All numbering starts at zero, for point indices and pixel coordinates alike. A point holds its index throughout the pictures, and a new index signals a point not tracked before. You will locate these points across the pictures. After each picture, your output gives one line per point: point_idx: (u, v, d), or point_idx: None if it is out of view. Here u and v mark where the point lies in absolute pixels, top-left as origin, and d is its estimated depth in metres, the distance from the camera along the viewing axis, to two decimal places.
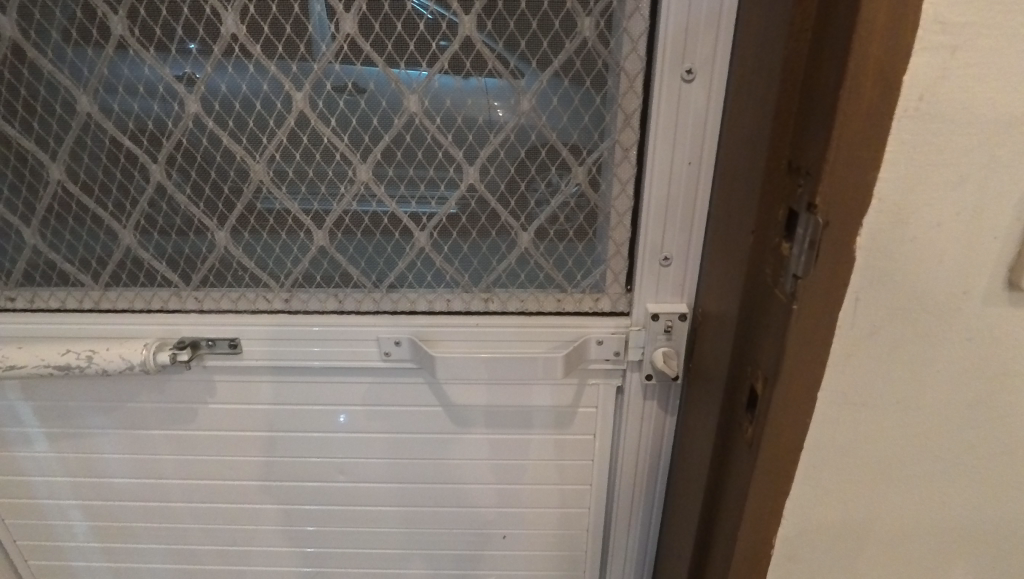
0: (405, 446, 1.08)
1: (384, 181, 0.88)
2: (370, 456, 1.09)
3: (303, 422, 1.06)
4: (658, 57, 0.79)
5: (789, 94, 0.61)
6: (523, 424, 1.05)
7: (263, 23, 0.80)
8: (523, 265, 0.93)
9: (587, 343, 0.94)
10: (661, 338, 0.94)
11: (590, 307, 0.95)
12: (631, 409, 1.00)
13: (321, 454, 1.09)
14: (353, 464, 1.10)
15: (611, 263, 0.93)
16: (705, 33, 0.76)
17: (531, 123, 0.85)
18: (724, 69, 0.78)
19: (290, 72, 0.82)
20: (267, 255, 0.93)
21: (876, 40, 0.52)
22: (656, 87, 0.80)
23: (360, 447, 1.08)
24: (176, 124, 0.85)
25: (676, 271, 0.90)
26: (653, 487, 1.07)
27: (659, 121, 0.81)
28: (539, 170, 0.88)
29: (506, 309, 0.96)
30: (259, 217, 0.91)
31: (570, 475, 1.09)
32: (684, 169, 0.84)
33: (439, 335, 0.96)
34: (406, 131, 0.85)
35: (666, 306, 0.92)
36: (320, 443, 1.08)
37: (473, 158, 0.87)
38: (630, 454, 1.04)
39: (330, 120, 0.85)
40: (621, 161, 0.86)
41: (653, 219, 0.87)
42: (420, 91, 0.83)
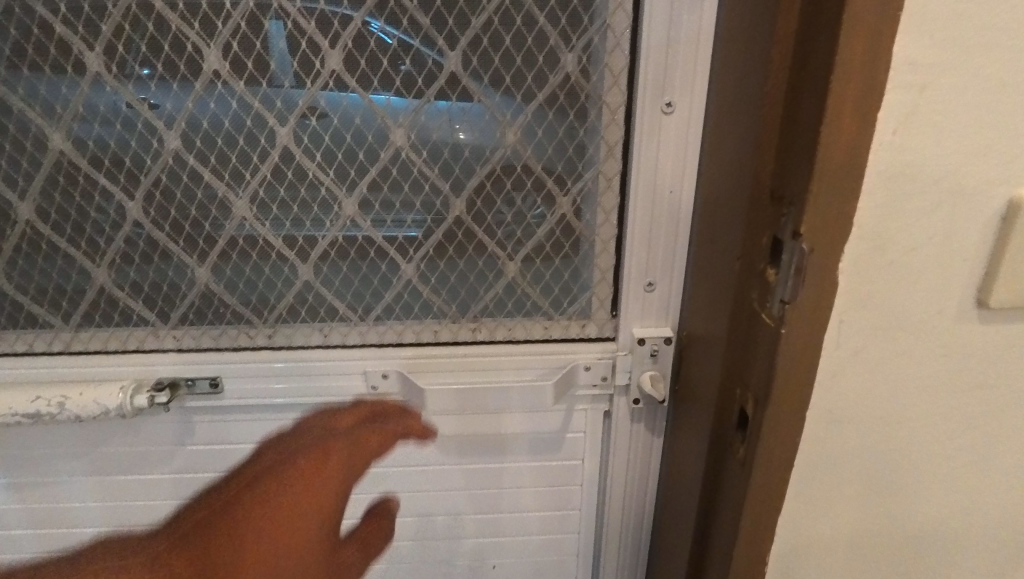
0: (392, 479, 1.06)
1: (371, 213, 0.88)
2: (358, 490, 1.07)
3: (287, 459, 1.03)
4: (638, 90, 0.82)
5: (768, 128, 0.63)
6: (512, 452, 1.05)
7: (246, 59, 0.79)
8: (511, 292, 0.94)
9: (574, 368, 0.95)
10: (648, 361, 0.95)
11: (578, 332, 0.96)
12: (619, 432, 1.02)
13: None
14: None
15: (597, 290, 0.94)
16: (683, 68, 0.80)
17: (516, 154, 0.86)
18: (702, 101, 0.81)
19: (274, 107, 0.82)
20: (249, 290, 0.92)
21: (855, 79, 0.54)
22: (638, 118, 0.83)
23: None
24: (154, 160, 0.84)
25: (660, 295, 0.93)
26: (642, 508, 1.08)
27: (641, 151, 0.84)
28: (525, 200, 0.89)
29: (494, 338, 0.96)
30: (241, 252, 0.89)
31: (560, 500, 1.10)
32: (667, 197, 0.87)
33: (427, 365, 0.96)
34: (393, 164, 0.86)
35: (652, 330, 0.94)
36: None
37: (460, 190, 0.88)
38: (619, 477, 1.05)
39: (315, 154, 0.84)
40: (605, 190, 0.88)
41: (637, 245, 0.89)
42: (406, 125, 0.83)
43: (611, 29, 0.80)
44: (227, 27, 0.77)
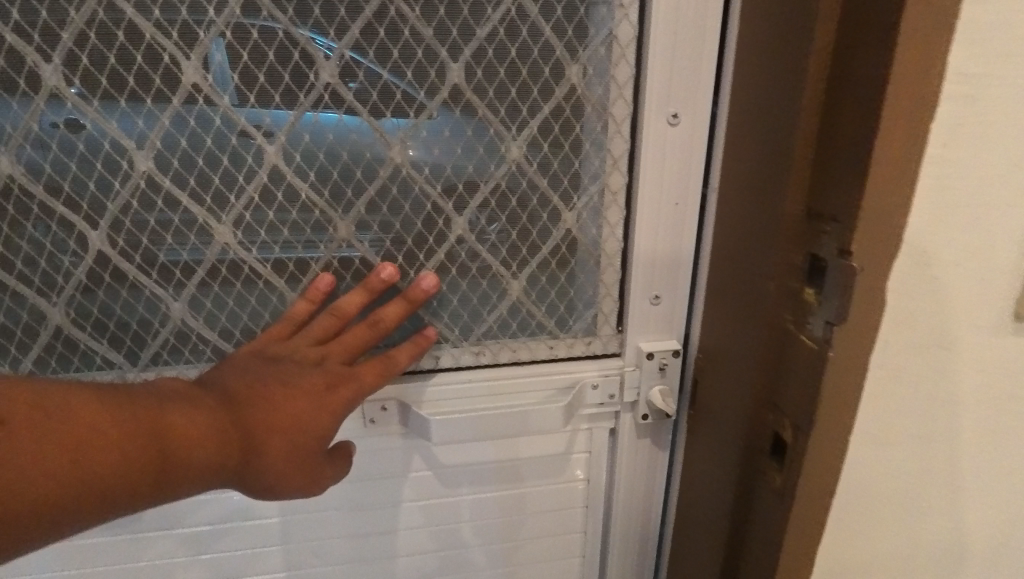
0: (389, 517, 1.01)
1: (367, 234, 0.82)
2: (352, 531, 1.01)
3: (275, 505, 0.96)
4: (643, 102, 0.81)
5: (803, 142, 0.60)
6: (515, 478, 1.01)
7: (231, 72, 0.72)
8: (514, 313, 0.91)
9: (580, 388, 0.93)
10: (656, 376, 0.94)
11: (582, 350, 0.94)
12: (626, 450, 1.00)
13: (295, 539, 0.99)
14: (333, 544, 1.01)
15: (602, 305, 0.92)
16: (687, 81, 0.80)
17: (521, 169, 0.83)
18: (706, 114, 0.81)
19: (262, 124, 0.75)
20: (231, 323, 0.84)
21: (917, 93, 0.52)
22: (643, 131, 0.82)
23: (340, 525, 1.00)
24: (123, 183, 0.75)
25: (665, 309, 0.91)
26: (647, 526, 1.06)
27: (647, 164, 0.83)
28: (530, 217, 0.86)
29: (498, 361, 0.92)
30: (223, 282, 0.82)
31: (564, 524, 1.07)
32: (672, 210, 0.86)
33: (427, 395, 0.91)
34: (392, 182, 0.81)
35: (659, 344, 0.93)
36: (294, 528, 0.99)
37: (462, 208, 0.83)
38: (625, 497, 1.03)
39: (308, 173, 0.78)
40: (610, 205, 0.86)
41: (643, 259, 0.88)
42: (405, 141, 0.79)
43: (616, 40, 0.79)
44: (209, 36, 0.71)
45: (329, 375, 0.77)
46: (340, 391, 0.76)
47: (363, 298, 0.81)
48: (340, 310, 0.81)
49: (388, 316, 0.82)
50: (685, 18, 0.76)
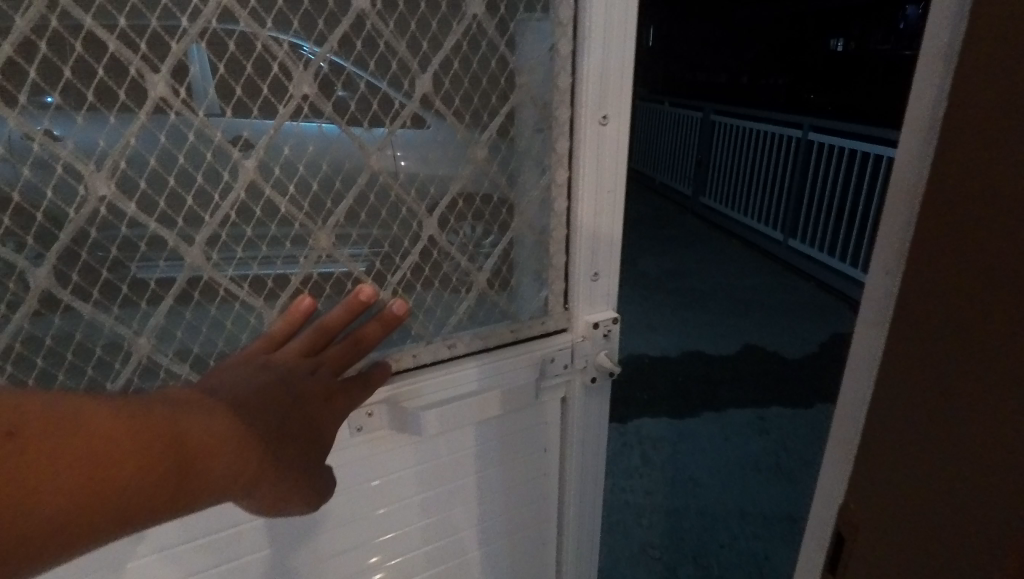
0: (380, 521, 1.01)
1: (348, 242, 0.79)
2: (341, 544, 0.99)
3: (264, 535, 0.92)
4: (577, 105, 0.86)
5: None
6: (490, 461, 1.06)
7: (207, 86, 0.65)
8: (482, 304, 0.94)
9: (537, 360, 0.99)
10: (601, 342, 1.03)
11: (539, 329, 0.98)
12: (578, 414, 1.08)
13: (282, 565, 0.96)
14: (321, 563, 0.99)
15: (553, 288, 0.97)
16: (616, 85, 0.86)
17: (484, 171, 0.86)
18: (628, 108, 0.88)
19: (240, 138, 0.69)
20: (205, 353, 0.77)
21: None
22: (580, 134, 0.87)
23: (328, 539, 0.98)
24: (79, 211, 0.64)
25: (603, 284, 0.99)
26: (598, 485, 1.17)
27: (584, 159, 0.88)
28: (492, 214, 0.89)
29: (471, 351, 0.94)
30: (198, 308, 0.74)
31: (532, 496, 1.14)
32: (608, 201, 0.92)
33: (404, 391, 0.90)
34: (371, 189, 0.78)
35: (600, 314, 1.01)
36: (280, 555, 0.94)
37: (433, 209, 0.84)
38: (578, 463, 1.12)
39: (287, 187, 0.73)
40: (557, 198, 0.91)
41: (585, 243, 0.94)
42: (382, 148, 0.77)
43: (556, 53, 0.83)
44: (180, 45, 0.62)
45: (325, 383, 0.72)
46: (336, 401, 0.72)
47: (344, 316, 0.78)
48: (325, 327, 0.77)
49: (368, 336, 0.80)
50: (616, 29, 0.82)
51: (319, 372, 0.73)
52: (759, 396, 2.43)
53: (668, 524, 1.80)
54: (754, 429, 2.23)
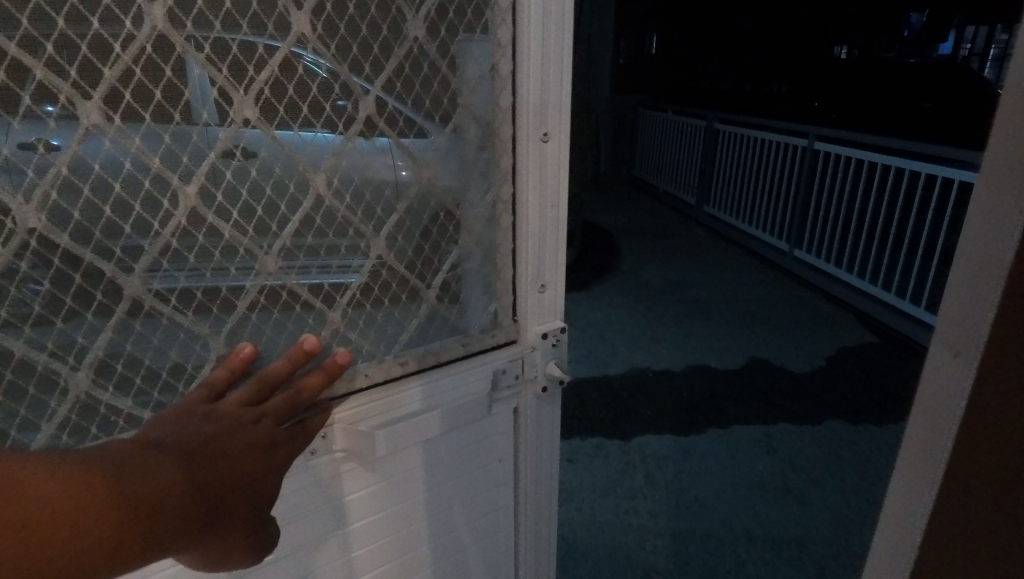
0: (339, 546, 0.95)
1: (294, 265, 0.75)
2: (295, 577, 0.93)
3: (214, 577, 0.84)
4: (518, 124, 0.88)
5: None
6: (452, 475, 1.01)
7: (143, 112, 0.61)
8: (432, 320, 0.92)
9: (489, 372, 0.97)
10: (550, 351, 1.04)
11: (489, 341, 0.98)
12: (532, 423, 1.07)
13: None
14: None
15: (501, 299, 0.98)
16: (554, 106, 0.89)
17: (429, 189, 0.84)
18: (567, 124, 0.91)
19: (179, 164, 0.65)
20: (148, 385, 0.71)
21: None
22: (520, 151, 0.89)
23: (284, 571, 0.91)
24: (7, 242, 0.58)
25: (549, 295, 1.00)
26: (553, 490, 1.17)
27: (528, 175, 0.91)
28: (440, 231, 0.88)
29: (423, 366, 0.92)
30: (139, 339, 0.69)
31: (493, 507, 1.10)
32: (551, 215, 0.95)
33: (355, 412, 0.86)
34: (316, 212, 0.75)
35: (548, 323, 1.02)
36: None
37: (380, 228, 0.81)
38: (533, 471, 1.12)
39: (231, 212, 0.69)
40: (502, 213, 0.93)
41: (530, 255, 0.96)
42: (328, 170, 0.74)
43: (497, 73, 0.85)
44: (113, 70, 0.59)
45: (270, 433, 0.69)
46: (280, 450, 0.70)
47: (286, 368, 0.75)
48: (268, 377, 0.74)
49: (309, 388, 0.76)
50: (553, 53, 0.86)
51: (265, 422, 0.70)
52: (763, 412, 2.40)
53: (674, 549, 1.76)
54: (762, 447, 2.18)
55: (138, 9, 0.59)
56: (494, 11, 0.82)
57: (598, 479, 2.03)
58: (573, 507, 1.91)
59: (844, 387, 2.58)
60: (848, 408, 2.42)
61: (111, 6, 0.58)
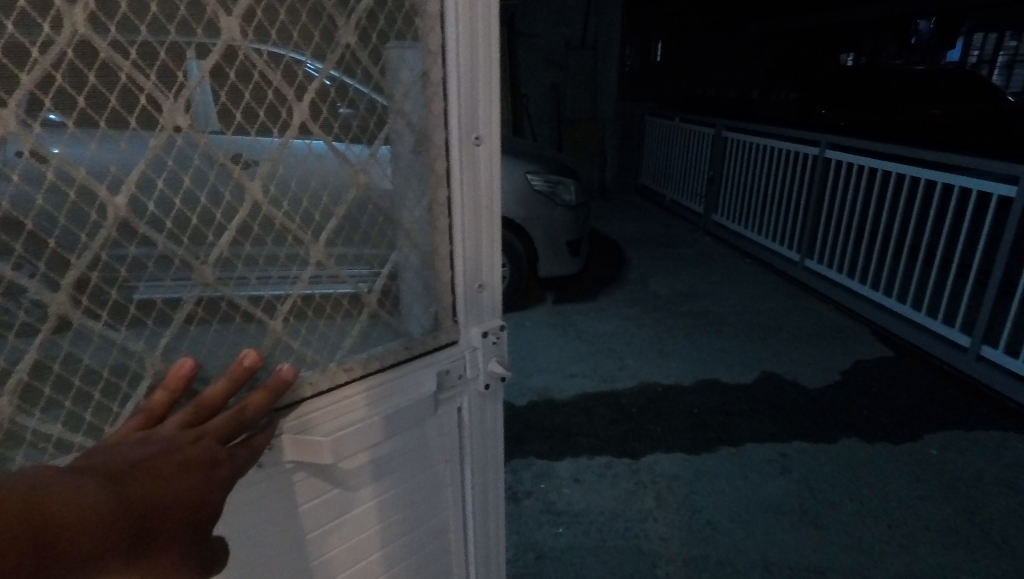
0: (294, 555, 0.92)
1: (232, 275, 0.75)
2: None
3: None
4: (450, 128, 0.87)
5: None
6: (401, 478, 1.00)
7: (66, 120, 0.59)
8: (375, 325, 0.91)
9: (432, 374, 0.97)
10: (492, 348, 1.03)
11: (433, 343, 0.97)
12: (473, 419, 1.06)
13: None
14: None
15: (441, 302, 0.97)
16: (485, 106, 0.89)
17: (366, 195, 0.83)
18: (498, 128, 0.92)
19: (106, 174, 0.62)
20: (80, 407, 0.69)
21: None
22: (453, 155, 0.89)
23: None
24: None
25: (488, 294, 1.01)
26: (496, 488, 1.15)
27: (461, 178, 0.90)
28: (379, 235, 0.87)
29: (370, 372, 0.90)
30: (67, 360, 0.66)
31: (441, 507, 1.08)
32: (485, 216, 0.95)
33: (296, 425, 0.83)
34: (253, 220, 0.74)
35: (488, 323, 1.02)
36: None
37: (319, 235, 0.80)
38: (478, 469, 1.10)
39: (164, 223, 0.68)
40: (438, 216, 0.92)
41: (467, 256, 0.95)
42: (263, 177, 0.73)
43: (428, 79, 0.84)
44: (30, 77, 0.56)
45: (211, 449, 0.67)
46: (223, 468, 0.68)
47: (226, 388, 0.75)
48: (209, 400, 0.73)
49: (253, 405, 0.75)
50: (483, 58, 0.86)
51: (205, 440, 0.68)
52: (775, 429, 2.36)
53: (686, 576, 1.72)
54: (777, 467, 2.14)
55: (56, 13, 0.56)
56: (423, 17, 0.81)
57: (605, 500, 1.99)
58: (579, 530, 1.87)
59: (858, 404, 2.53)
60: (865, 426, 2.37)
61: (26, 10, 0.55)
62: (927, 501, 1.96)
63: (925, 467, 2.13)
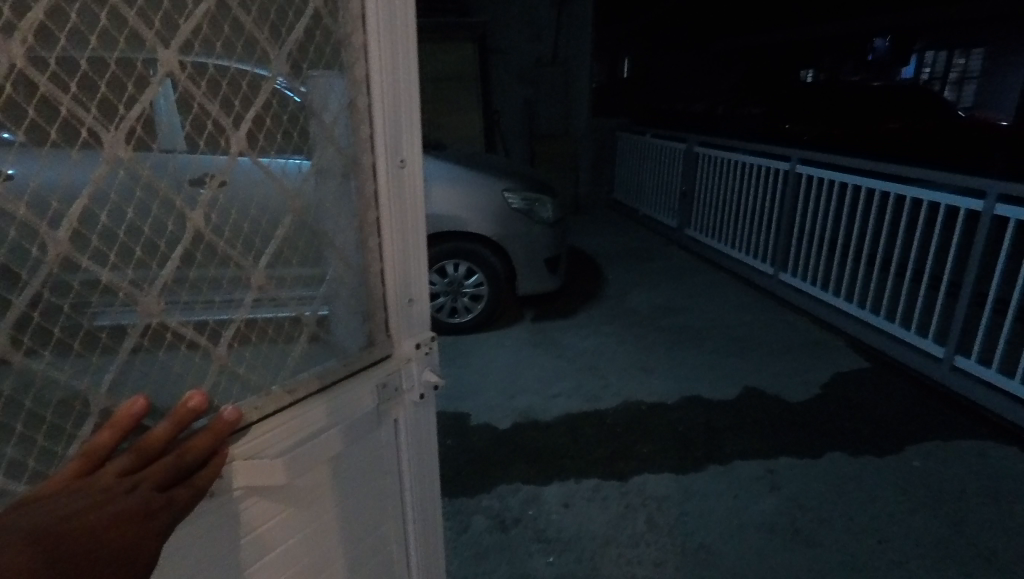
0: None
1: (175, 303, 0.81)
2: None
3: None
4: (378, 153, 0.97)
5: None
6: (348, 492, 1.05)
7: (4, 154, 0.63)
8: (313, 344, 0.98)
9: (372, 388, 1.03)
10: (424, 358, 1.12)
11: (368, 357, 1.04)
12: (411, 426, 1.13)
13: None
14: None
15: (376, 319, 1.05)
16: (406, 132, 0.99)
17: (302, 220, 0.93)
18: (420, 154, 1.03)
19: (48, 210, 0.67)
20: (22, 454, 0.71)
21: None
22: (381, 178, 0.98)
23: None
24: None
25: (417, 307, 1.10)
26: (434, 494, 1.23)
27: (388, 199, 0.99)
28: (316, 256, 0.97)
29: (310, 392, 0.95)
30: (9, 405, 0.67)
31: (386, 517, 1.14)
32: (411, 234, 1.05)
33: (249, 449, 0.87)
34: (195, 247, 0.82)
35: (419, 334, 1.11)
36: None
37: (258, 259, 0.89)
38: (416, 477, 1.17)
39: (107, 256, 0.73)
40: (368, 236, 1.00)
41: (398, 272, 1.04)
42: (203, 205, 0.81)
43: (354, 106, 0.93)
44: None
45: (146, 499, 0.71)
46: (159, 516, 0.72)
47: (171, 430, 0.77)
48: (154, 441, 0.76)
49: (196, 447, 0.78)
50: (403, 92, 0.97)
51: (141, 488, 0.72)
52: (761, 445, 2.37)
53: None
54: (766, 484, 2.15)
55: None
56: (348, 50, 0.90)
57: (597, 525, 1.97)
58: (570, 558, 1.84)
59: (844, 418, 2.55)
60: (852, 441, 2.39)
61: None
62: (915, 513, 1.99)
63: (911, 477, 2.17)
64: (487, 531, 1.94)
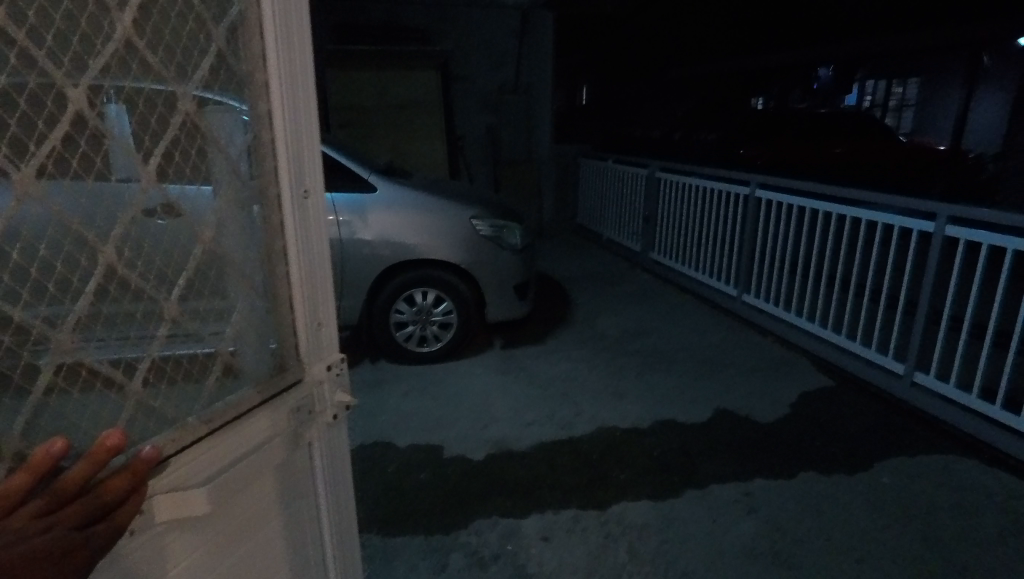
0: None
1: (91, 338, 0.82)
2: None
3: None
4: (283, 185, 0.98)
5: None
6: (270, 522, 1.02)
7: None
8: (230, 374, 0.97)
9: (289, 414, 1.01)
10: (337, 381, 1.12)
11: (285, 381, 1.03)
12: (329, 450, 1.12)
13: None
14: None
15: (291, 346, 1.04)
16: (309, 163, 1.01)
17: (213, 250, 0.94)
18: (321, 183, 1.05)
19: None
20: None
21: None
22: (286, 207, 0.99)
23: None
24: None
25: (327, 331, 1.10)
26: (353, 518, 1.22)
27: (293, 227, 1.01)
28: (228, 285, 0.97)
29: (228, 422, 0.92)
30: None
31: (308, 545, 1.12)
32: (319, 261, 1.06)
33: (170, 482, 0.84)
34: (109, 281, 0.82)
35: (331, 357, 1.11)
36: None
37: (171, 291, 0.89)
38: (335, 501, 1.16)
39: (19, 293, 0.73)
40: (275, 263, 1.01)
41: (307, 297, 1.05)
42: (116, 239, 0.82)
43: (257, 139, 0.94)
44: None
45: (60, 541, 0.69)
46: (76, 554, 0.70)
47: (85, 470, 0.74)
48: (68, 484, 0.73)
49: (114, 486, 0.75)
50: (303, 126, 0.99)
51: (55, 529, 0.70)
52: (736, 467, 2.39)
53: None
54: (743, 507, 2.16)
55: None
56: (251, 87, 0.93)
57: (578, 558, 1.94)
58: None
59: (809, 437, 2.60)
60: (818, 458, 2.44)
61: None
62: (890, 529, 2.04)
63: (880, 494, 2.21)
64: (463, 570, 1.88)
